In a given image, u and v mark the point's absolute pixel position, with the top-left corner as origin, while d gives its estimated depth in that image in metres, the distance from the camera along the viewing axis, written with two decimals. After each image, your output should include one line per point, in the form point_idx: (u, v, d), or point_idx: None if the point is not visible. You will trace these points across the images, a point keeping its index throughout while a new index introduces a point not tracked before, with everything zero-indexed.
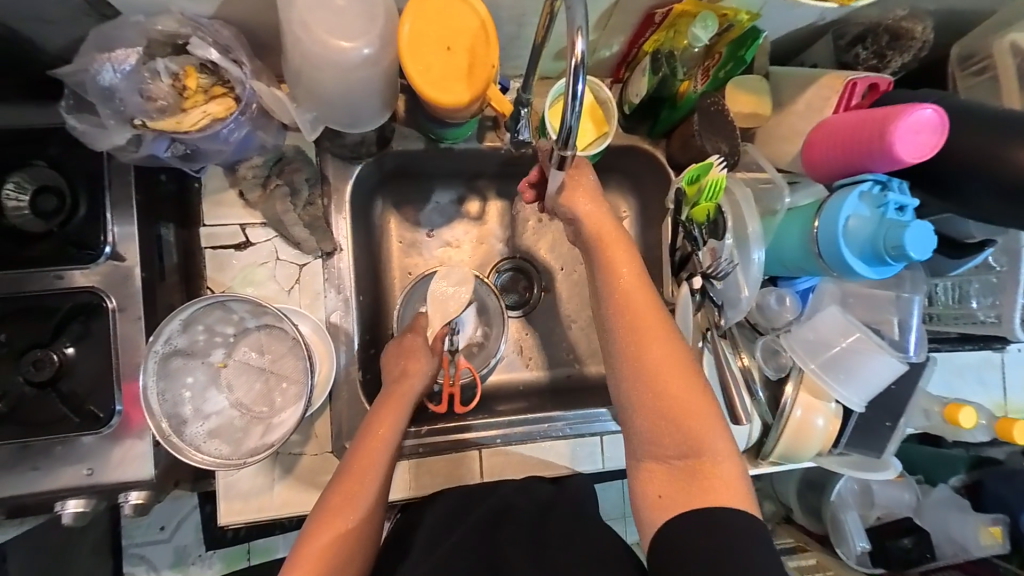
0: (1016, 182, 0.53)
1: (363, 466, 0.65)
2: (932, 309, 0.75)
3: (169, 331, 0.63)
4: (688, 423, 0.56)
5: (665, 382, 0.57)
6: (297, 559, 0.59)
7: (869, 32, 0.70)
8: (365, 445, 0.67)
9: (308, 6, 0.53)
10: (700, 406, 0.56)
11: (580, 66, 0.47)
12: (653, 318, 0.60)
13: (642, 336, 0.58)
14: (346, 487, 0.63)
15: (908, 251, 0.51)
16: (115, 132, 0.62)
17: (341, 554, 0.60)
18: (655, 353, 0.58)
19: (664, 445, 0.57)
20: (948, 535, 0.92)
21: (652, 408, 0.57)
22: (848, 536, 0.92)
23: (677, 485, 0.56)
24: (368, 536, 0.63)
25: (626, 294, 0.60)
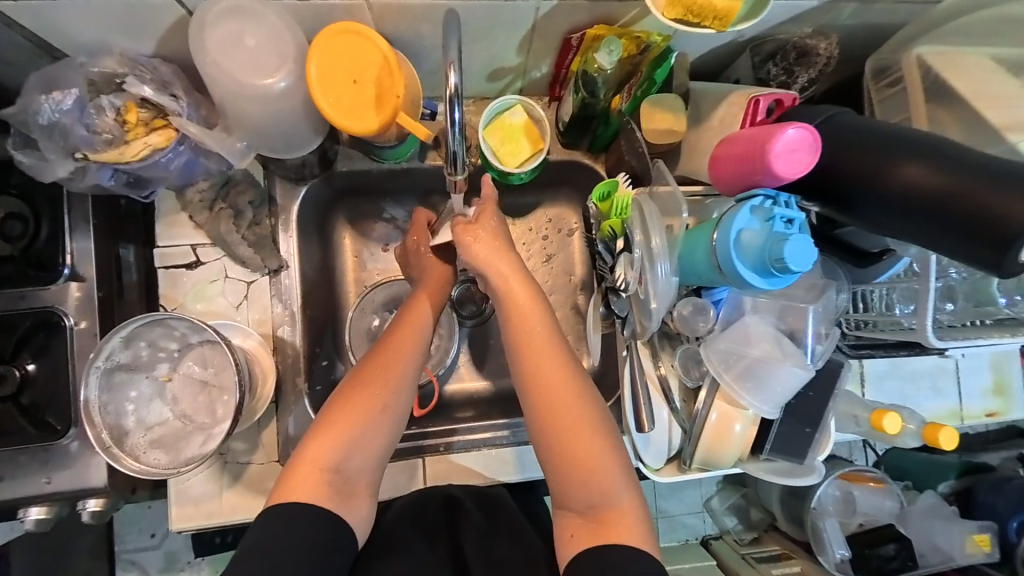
0: (901, 196, 0.54)
1: (394, 354, 0.67)
2: (866, 316, 0.75)
3: (109, 348, 0.67)
4: (595, 477, 0.60)
5: (573, 438, 0.60)
6: (317, 432, 0.62)
7: (779, 50, 0.73)
8: (401, 333, 0.69)
9: (220, 49, 0.59)
10: (601, 452, 0.61)
11: (455, 97, 0.50)
12: (556, 371, 0.62)
13: (550, 395, 0.61)
14: (376, 368, 0.65)
15: (790, 265, 0.53)
16: (58, 164, 0.68)
17: (358, 436, 0.62)
18: (560, 411, 0.61)
19: (572, 497, 0.60)
20: (934, 544, 0.91)
21: (559, 461, 0.61)
22: (827, 544, 0.92)
23: (586, 529, 0.60)
24: (389, 426, 0.64)
25: (535, 351, 0.62)
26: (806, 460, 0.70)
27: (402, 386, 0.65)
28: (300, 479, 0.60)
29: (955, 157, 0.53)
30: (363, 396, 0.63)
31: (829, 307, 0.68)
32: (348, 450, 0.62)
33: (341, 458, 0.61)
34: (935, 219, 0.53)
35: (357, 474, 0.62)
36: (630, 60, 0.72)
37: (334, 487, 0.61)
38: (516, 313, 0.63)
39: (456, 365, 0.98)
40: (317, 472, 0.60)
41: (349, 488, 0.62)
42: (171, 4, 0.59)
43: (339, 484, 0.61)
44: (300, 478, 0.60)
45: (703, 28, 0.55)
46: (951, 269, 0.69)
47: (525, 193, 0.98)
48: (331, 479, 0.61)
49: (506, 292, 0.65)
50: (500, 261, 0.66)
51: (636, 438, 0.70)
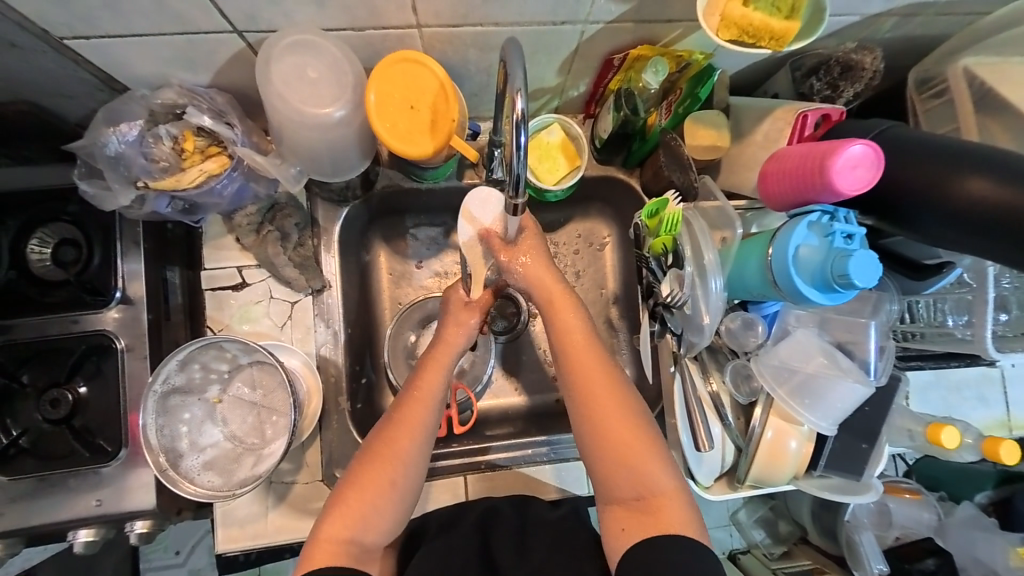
0: (963, 212, 0.54)
1: (402, 433, 0.66)
2: (915, 327, 0.74)
3: (166, 371, 0.68)
4: (637, 463, 0.63)
5: (613, 424, 0.64)
6: (334, 507, 0.64)
7: (822, 64, 0.72)
8: (407, 410, 0.68)
9: (283, 81, 0.61)
10: (642, 439, 0.64)
11: (519, 122, 0.50)
12: (597, 367, 0.66)
13: (589, 386, 0.65)
14: (384, 446, 0.66)
15: (854, 280, 0.52)
16: (121, 193, 0.69)
17: (370, 510, 0.64)
18: (600, 400, 0.65)
19: (617, 487, 0.63)
20: (975, 557, 0.89)
21: (602, 450, 0.64)
22: (864, 558, 0.89)
23: (636, 521, 0.62)
24: (399, 500, 0.66)
25: (575, 344, 0.67)
26: (863, 477, 0.68)
27: (409, 467, 0.66)
28: (317, 555, 0.61)
29: (1015, 167, 0.52)
30: (373, 472, 0.65)
31: (882, 318, 0.68)
32: (362, 520, 0.63)
33: (358, 531, 0.63)
34: (997, 231, 0.53)
35: (373, 542, 0.64)
36: (669, 77, 0.73)
37: (354, 556, 0.62)
38: (555, 312, 0.69)
39: (491, 381, 0.98)
40: (335, 545, 0.61)
41: (366, 554, 0.63)
42: (232, 37, 0.61)
43: (357, 555, 0.62)
44: (317, 556, 0.61)
45: (758, 47, 0.56)
46: (1003, 278, 0.70)
47: (558, 208, 0.99)
48: (348, 550, 0.62)
49: (547, 294, 0.70)
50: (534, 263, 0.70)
51: (689, 455, 0.69)
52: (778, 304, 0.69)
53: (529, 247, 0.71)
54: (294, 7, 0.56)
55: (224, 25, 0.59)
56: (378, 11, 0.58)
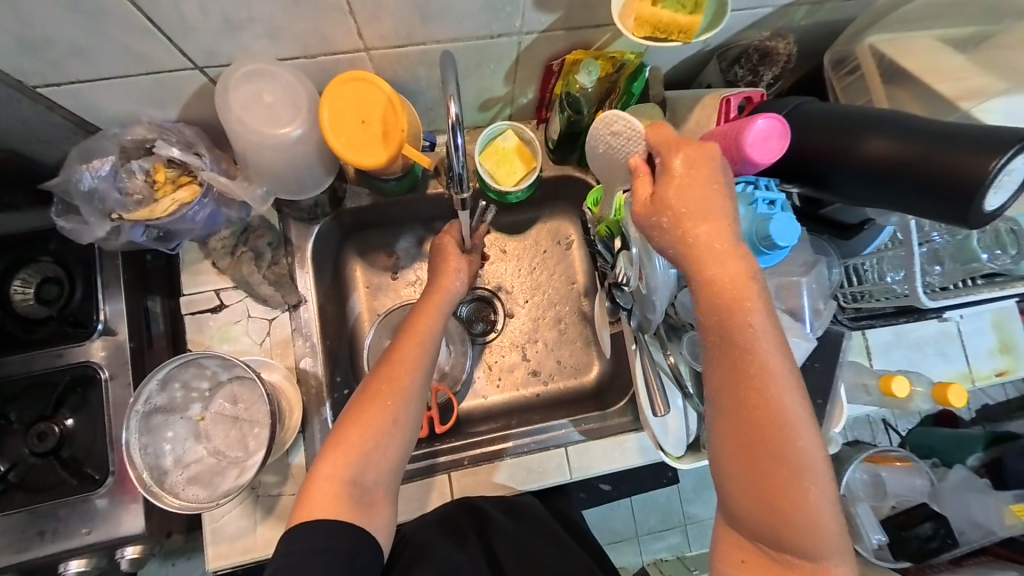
0: (871, 167, 0.58)
1: (398, 369, 0.71)
2: (860, 288, 0.78)
3: (148, 391, 0.71)
4: (802, 521, 0.48)
5: (788, 472, 0.48)
6: (331, 448, 0.65)
7: (743, 54, 0.79)
8: (403, 348, 0.73)
9: (243, 107, 0.66)
10: (813, 497, 0.48)
11: (456, 125, 0.56)
12: (776, 390, 0.48)
13: (757, 410, 0.49)
14: (385, 381, 0.69)
15: (778, 241, 0.57)
16: (96, 226, 0.74)
17: (370, 449, 0.65)
18: (769, 433, 0.48)
19: (755, 526, 0.51)
20: (973, 520, 0.93)
21: (753, 485, 0.50)
22: (863, 530, 0.93)
23: (764, 567, 0.52)
24: (403, 430, 0.68)
25: (755, 364, 0.49)
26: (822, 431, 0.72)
27: (409, 398, 0.69)
28: (318, 493, 0.62)
29: (913, 125, 0.57)
30: (374, 409, 0.67)
31: (817, 278, 0.72)
32: (362, 461, 0.64)
33: (358, 471, 0.64)
34: (906, 183, 0.56)
35: (374, 484, 0.65)
36: (608, 78, 0.79)
37: (354, 498, 0.63)
38: (729, 317, 0.49)
39: (472, 381, 1.01)
40: (335, 485, 0.63)
41: (368, 499, 0.64)
42: (194, 73, 0.67)
43: (357, 496, 0.63)
44: (318, 495, 0.62)
45: (670, 41, 0.62)
46: (933, 234, 0.74)
47: (523, 210, 1.04)
48: (349, 491, 0.63)
49: (720, 279, 0.49)
50: (703, 234, 0.50)
51: (654, 425, 0.74)
52: None
53: (691, 210, 0.50)
54: (248, 40, 0.62)
55: (187, 63, 0.64)
56: (327, 38, 0.64)
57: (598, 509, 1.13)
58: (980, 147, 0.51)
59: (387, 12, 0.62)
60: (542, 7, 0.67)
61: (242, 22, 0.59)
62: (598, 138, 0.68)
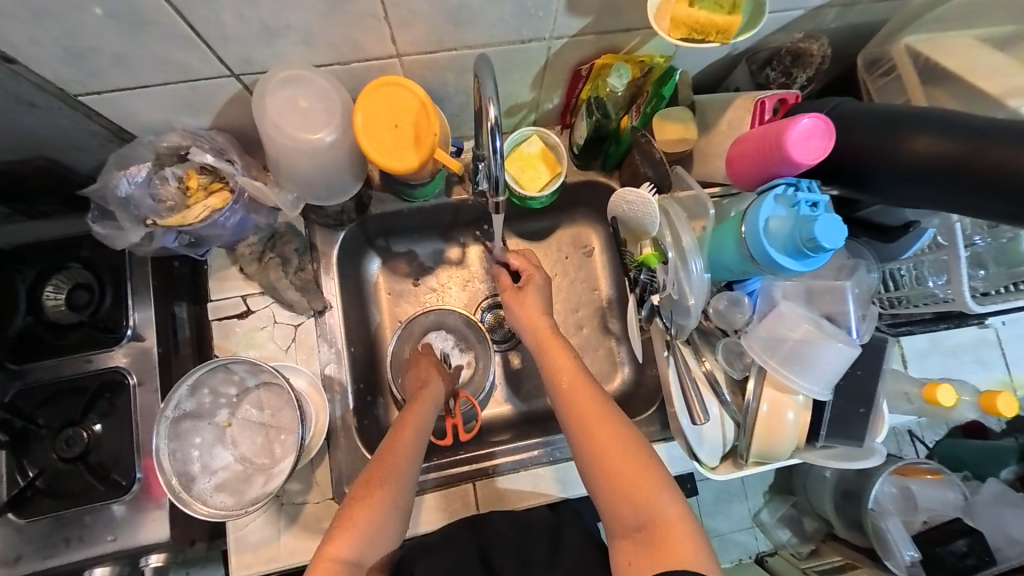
0: (915, 165, 0.57)
1: (397, 450, 0.72)
2: (898, 294, 0.77)
3: (177, 397, 0.70)
4: (640, 494, 0.63)
5: (615, 457, 0.65)
6: (335, 528, 0.67)
7: (774, 56, 0.78)
8: (394, 443, 0.72)
9: (278, 113, 0.66)
10: (640, 468, 0.64)
11: (495, 128, 0.56)
12: (590, 397, 0.70)
13: (582, 409, 0.69)
14: (382, 464, 0.70)
15: (822, 243, 0.56)
16: (131, 231, 0.74)
17: (368, 531, 0.66)
18: (596, 425, 0.67)
19: (620, 517, 0.63)
20: (1008, 535, 0.89)
21: (597, 473, 0.66)
22: (893, 546, 0.90)
23: (642, 553, 0.61)
24: (394, 520, 0.68)
25: (576, 381, 0.71)
26: (865, 442, 0.69)
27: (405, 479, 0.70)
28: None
29: (965, 124, 0.55)
30: (370, 493, 0.68)
31: (856, 282, 0.70)
32: (360, 543, 0.65)
33: (356, 552, 0.65)
34: (955, 185, 0.55)
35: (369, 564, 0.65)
36: (635, 82, 0.79)
37: None
38: (550, 355, 0.75)
39: (494, 388, 0.99)
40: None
41: None
42: (229, 81, 0.68)
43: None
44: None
45: (707, 42, 0.61)
46: (976, 237, 0.72)
47: (546, 216, 1.04)
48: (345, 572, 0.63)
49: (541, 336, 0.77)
50: (529, 313, 0.80)
51: (690, 433, 0.70)
52: (760, 280, 0.71)
53: (530, 301, 0.81)
54: (284, 47, 0.63)
55: (223, 70, 0.65)
56: (361, 44, 0.65)
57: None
58: None
59: (422, 18, 0.62)
60: (575, 12, 0.67)
61: (280, 29, 0.60)
62: (616, 206, 0.75)
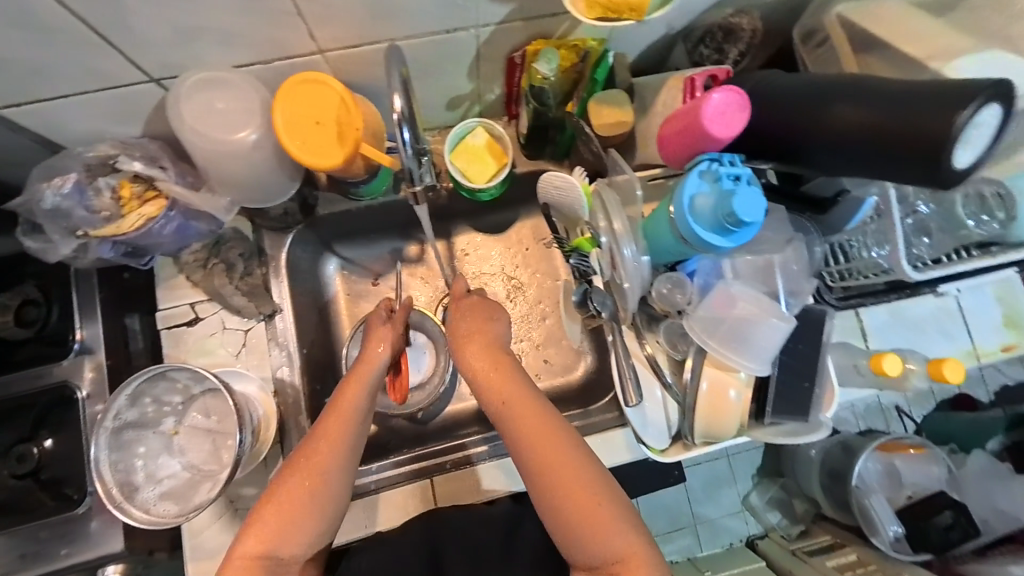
0: (838, 134, 0.56)
1: (329, 433, 0.64)
2: (846, 266, 0.76)
3: (116, 407, 0.70)
4: (597, 530, 0.61)
5: (574, 498, 0.61)
6: (254, 518, 0.62)
7: (706, 33, 0.77)
8: (328, 427, 0.65)
9: (200, 117, 0.66)
10: (598, 505, 0.61)
11: (402, 120, 0.55)
12: (543, 430, 0.64)
13: (536, 440, 0.63)
14: (312, 450, 0.64)
15: (742, 217, 0.56)
16: (61, 244, 0.75)
17: (294, 520, 0.61)
18: (553, 463, 0.62)
19: (579, 549, 0.62)
20: (995, 506, 0.95)
21: (555, 512, 0.62)
22: (878, 523, 0.90)
23: None
24: (321, 512, 0.63)
25: (529, 412, 0.65)
26: (811, 416, 0.68)
27: (337, 463, 0.64)
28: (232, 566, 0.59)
29: (885, 88, 0.53)
30: (294, 484, 0.62)
31: (794, 255, 0.69)
32: (284, 535, 0.61)
33: (279, 543, 0.61)
34: (880, 155, 0.53)
35: (292, 554, 0.62)
36: (574, 69, 0.77)
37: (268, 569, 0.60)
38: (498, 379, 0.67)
39: (455, 384, 0.99)
40: (251, 558, 0.60)
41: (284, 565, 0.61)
42: (151, 87, 0.67)
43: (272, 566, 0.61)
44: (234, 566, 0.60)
45: (623, 20, 0.60)
46: (919, 203, 0.69)
47: (501, 208, 1.03)
48: (263, 563, 0.60)
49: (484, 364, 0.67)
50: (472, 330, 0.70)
51: (631, 416, 0.70)
52: (699, 259, 0.70)
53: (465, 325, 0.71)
54: (198, 48, 0.62)
55: (142, 76, 0.65)
56: (278, 43, 0.64)
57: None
58: (943, 107, 0.49)
59: (334, 12, 0.61)
60: None
61: (192, 31, 0.59)
62: (549, 194, 0.77)
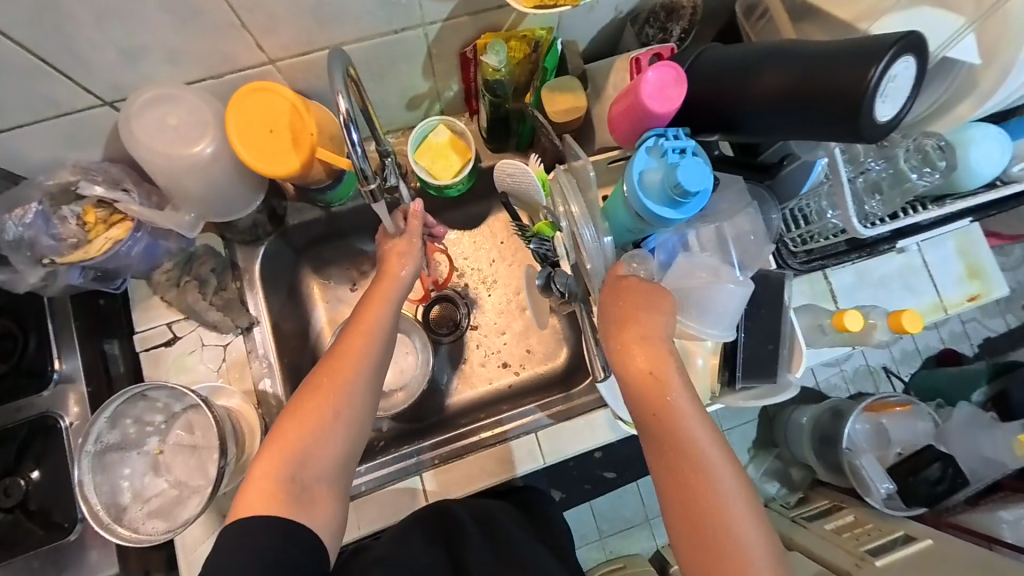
0: (767, 97, 0.58)
1: (344, 358, 0.66)
2: (807, 230, 0.78)
3: (97, 430, 0.71)
4: (697, 488, 0.52)
5: (679, 463, 0.53)
6: (270, 445, 0.61)
7: (650, 14, 0.79)
8: (351, 341, 0.67)
9: (157, 136, 0.67)
10: (696, 461, 0.53)
11: (349, 120, 0.55)
12: (652, 381, 0.56)
13: (644, 385, 0.56)
14: (329, 374, 0.65)
15: (687, 188, 0.57)
16: (28, 273, 0.74)
17: (312, 444, 0.61)
18: (659, 410, 0.55)
19: (675, 513, 0.54)
20: (982, 454, 0.92)
21: (659, 467, 0.55)
22: (870, 482, 0.91)
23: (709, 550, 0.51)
24: (340, 436, 0.63)
25: (656, 359, 0.57)
26: (780, 377, 0.70)
27: (354, 387, 0.65)
28: (252, 494, 0.58)
29: (805, 52, 0.56)
30: (312, 406, 0.63)
31: (747, 223, 0.72)
32: (303, 459, 0.61)
33: (299, 467, 0.60)
34: (802, 110, 0.56)
35: (315, 480, 0.61)
36: (528, 59, 0.79)
37: (295, 496, 0.59)
38: (630, 320, 0.59)
39: (439, 381, 1.00)
40: (272, 484, 0.59)
41: (309, 496, 0.60)
42: (105, 109, 0.68)
43: (298, 493, 0.60)
44: (253, 493, 0.59)
45: (559, 7, 0.62)
46: (869, 161, 0.71)
47: (471, 204, 1.04)
48: (287, 489, 0.59)
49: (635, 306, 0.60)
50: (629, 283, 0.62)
51: (603, 391, 0.75)
52: (659, 235, 0.71)
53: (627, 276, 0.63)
54: (147, 67, 0.63)
55: (94, 100, 0.65)
56: (227, 56, 0.65)
57: (604, 498, 1.13)
58: (859, 62, 0.51)
59: (279, 21, 0.62)
60: None
61: (138, 51, 0.60)
62: (506, 180, 0.79)
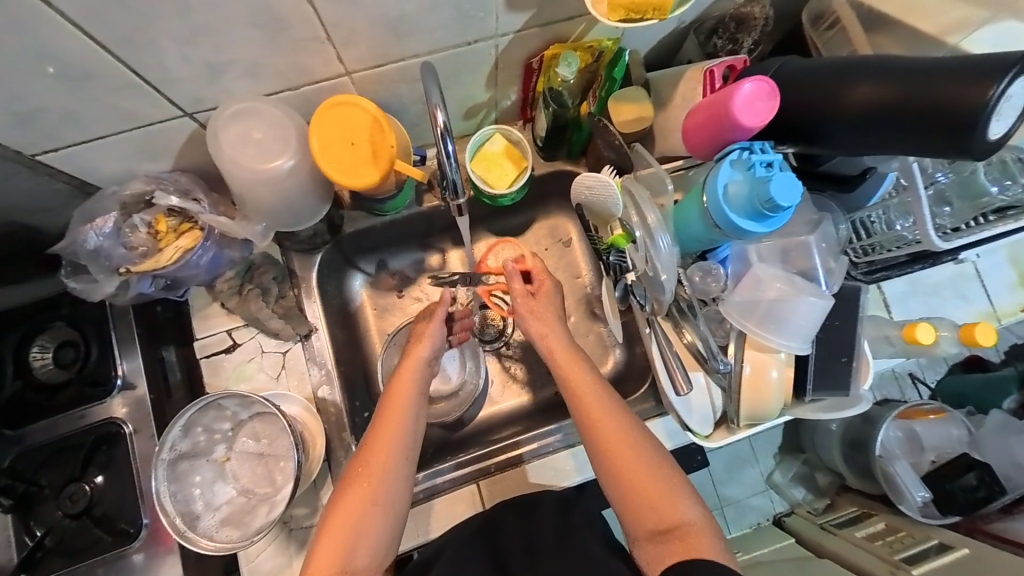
0: (856, 112, 0.59)
1: (380, 437, 0.65)
2: (870, 241, 0.78)
3: (172, 438, 0.72)
4: (652, 498, 0.61)
5: (637, 479, 0.63)
6: (320, 534, 0.61)
7: (719, 24, 0.80)
8: (387, 413, 0.68)
9: (236, 149, 0.67)
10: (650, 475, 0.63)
11: (445, 134, 0.57)
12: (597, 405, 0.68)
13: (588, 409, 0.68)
14: (364, 461, 0.64)
15: (778, 202, 0.58)
16: (105, 282, 0.76)
17: (359, 531, 0.60)
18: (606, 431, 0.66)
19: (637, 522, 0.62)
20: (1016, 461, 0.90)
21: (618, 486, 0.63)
22: (904, 488, 0.90)
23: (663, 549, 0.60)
24: (385, 521, 0.62)
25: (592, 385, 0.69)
26: (851, 390, 0.70)
27: (394, 471, 0.64)
28: None
29: (900, 67, 0.56)
30: (351, 497, 0.62)
31: (824, 235, 0.71)
32: (353, 547, 0.60)
33: (351, 554, 0.59)
34: (898, 126, 0.56)
35: (367, 563, 0.60)
36: (588, 68, 0.80)
37: None
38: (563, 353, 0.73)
39: (488, 388, 1.00)
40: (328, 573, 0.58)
41: None
42: (184, 121, 0.68)
43: None
44: None
45: (646, 20, 0.62)
46: (937, 174, 0.72)
47: (519, 211, 1.04)
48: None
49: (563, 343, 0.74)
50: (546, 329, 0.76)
51: (678, 404, 0.72)
52: (730, 246, 0.72)
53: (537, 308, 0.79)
54: (231, 81, 0.63)
55: (175, 112, 0.65)
56: (308, 69, 0.65)
57: None
58: (966, 85, 0.51)
59: (363, 35, 0.62)
60: (513, 8, 0.67)
61: (223, 64, 0.60)
62: (580, 193, 0.79)
